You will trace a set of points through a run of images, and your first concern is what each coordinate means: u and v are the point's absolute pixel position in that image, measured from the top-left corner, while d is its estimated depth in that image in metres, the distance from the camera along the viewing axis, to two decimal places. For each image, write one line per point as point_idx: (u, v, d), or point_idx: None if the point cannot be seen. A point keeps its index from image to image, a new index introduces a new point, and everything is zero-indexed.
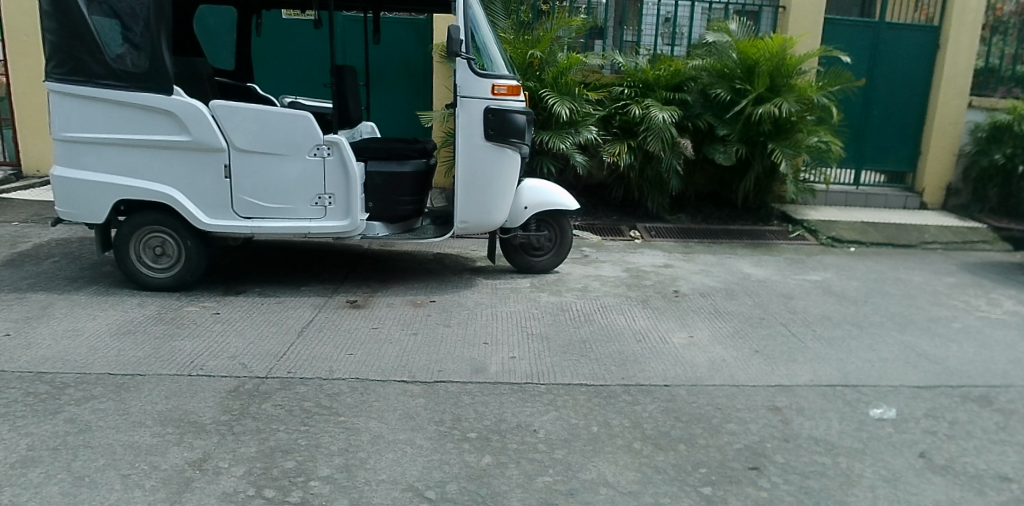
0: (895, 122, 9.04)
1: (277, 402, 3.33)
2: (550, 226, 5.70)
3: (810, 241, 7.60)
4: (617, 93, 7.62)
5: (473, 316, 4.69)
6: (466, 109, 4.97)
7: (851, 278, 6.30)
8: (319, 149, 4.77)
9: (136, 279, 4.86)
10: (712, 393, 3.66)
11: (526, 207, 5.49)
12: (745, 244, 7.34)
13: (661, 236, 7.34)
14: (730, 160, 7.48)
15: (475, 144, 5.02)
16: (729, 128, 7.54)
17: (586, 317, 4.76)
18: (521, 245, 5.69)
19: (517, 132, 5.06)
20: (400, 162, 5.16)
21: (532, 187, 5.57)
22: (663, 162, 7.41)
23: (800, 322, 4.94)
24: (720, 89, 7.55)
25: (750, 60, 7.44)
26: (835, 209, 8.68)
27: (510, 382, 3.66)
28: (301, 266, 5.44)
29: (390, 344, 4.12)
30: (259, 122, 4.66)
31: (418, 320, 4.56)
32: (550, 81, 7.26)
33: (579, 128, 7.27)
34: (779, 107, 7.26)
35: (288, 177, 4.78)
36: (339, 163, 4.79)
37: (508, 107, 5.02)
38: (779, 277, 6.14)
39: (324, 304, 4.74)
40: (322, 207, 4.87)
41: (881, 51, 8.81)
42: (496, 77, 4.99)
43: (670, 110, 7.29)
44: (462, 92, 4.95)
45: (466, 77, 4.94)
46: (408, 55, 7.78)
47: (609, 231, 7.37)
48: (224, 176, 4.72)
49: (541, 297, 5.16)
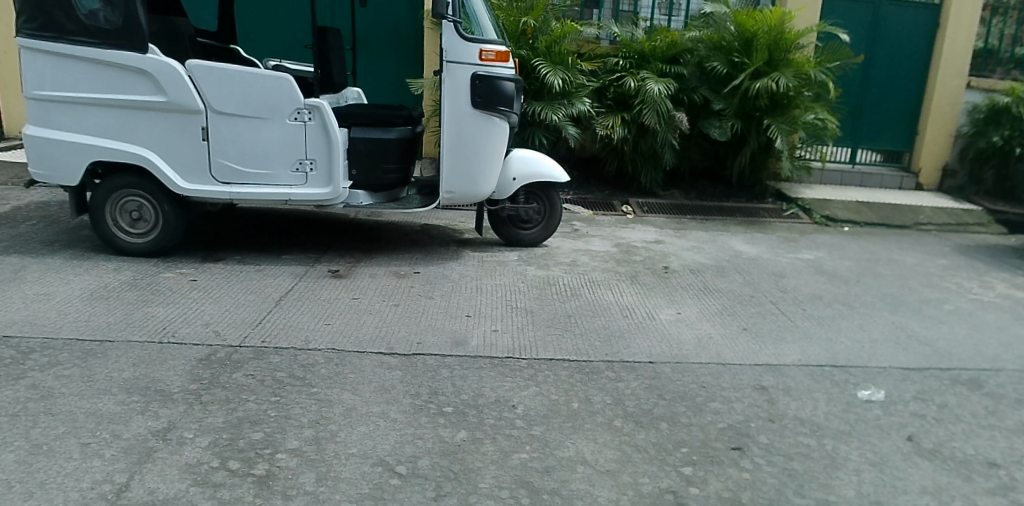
0: (894, 101, 8.89)
1: (249, 372, 3.22)
2: (539, 199, 5.57)
3: (804, 220, 7.50)
4: (611, 64, 7.43)
5: (457, 288, 4.59)
6: (452, 75, 4.81)
7: (844, 259, 6.21)
8: (300, 113, 4.61)
9: (112, 243, 4.71)
10: (697, 371, 3.58)
11: (515, 178, 5.36)
12: (738, 221, 7.23)
13: (653, 212, 7.20)
14: (726, 135, 7.32)
15: (461, 112, 4.87)
16: (725, 103, 7.39)
17: (573, 292, 4.66)
18: (509, 217, 5.57)
19: (504, 100, 4.91)
20: (385, 128, 5.01)
21: (521, 157, 5.43)
22: (658, 136, 7.26)
23: (790, 301, 4.85)
24: (716, 62, 7.39)
25: (747, 33, 7.27)
26: (831, 189, 8.55)
27: (490, 356, 3.56)
28: (282, 234, 5.30)
29: (369, 315, 4.02)
30: (238, 83, 4.49)
31: (400, 291, 4.45)
32: (543, 50, 7.06)
33: (572, 100, 7.10)
34: (776, 82, 7.07)
35: (268, 142, 4.63)
36: (321, 128, 4.63)
37: (496, 74, 4.86)
38: (771, 255, 6.05)
39: (304, 273, 4.62)
40: (303, 173, 4.71)
41: (882, 27, 8.63)
42: (484, 42, 4.81)
43: (665, 82, 7.13)
44: (449, 57, 4.79)
45: (452, 41, 4.77)
46: (398, 20, 7.60)
47: (601, 206, 7.24)
48: (202, 138, 4.56)
49: (528, 271, 5.06)
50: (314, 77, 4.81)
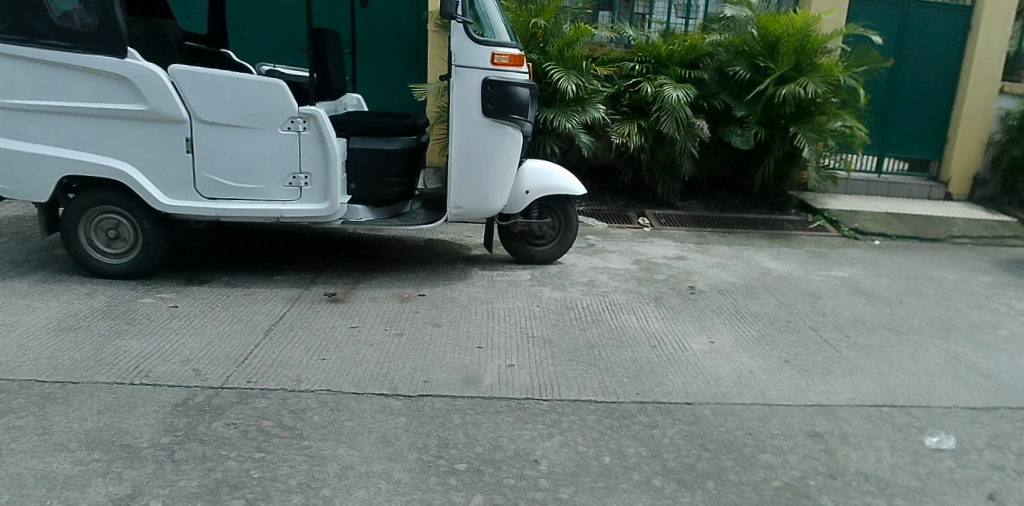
0: (921, 107, 8.47)
1: (230, 421, 2.81)
2: (554, 213, 5.16)
3: (831, 233, 7.08)
4: (627, 69, 7.02)
5: (466, 314, 4.17)
6: (461, 79, 4.40)
7: (880, 276, 5.78)
8: (294, 123, 4.20)
9: (87, 265, 4.31)
10: (741, 414, 3.15)
11: (528, 191, 4.95)
12: (762, 234, 6.81)
13: (671, 224, 6.79)
14: (749, 144, 6.91)
15: (471, 120, 4.46)
16: (747, 109, 6.98)
17: (593, 318, 4.24)
18: (521, 233, 5.15)
19: (518, 108, 4.50)
20: (387, 138, 4.61)
21: (534, 168, 5.02)
22: (677, 145, 6.85)
23: (831, 326, 4.42)
24: (738, 67, 7.00)
25: (771, 36, 6.89)
26: (856, 199, 8.13)
27: (506, 398, 3.14)
28: (275, 252, 4.90)
29: (369, 347, 3.60)
30: (226, 90, 4.10)
31: (403, 318, 4.04)
32: (555, 53, 6.66)
33: (586, 106, 6.69)
34: (804, 88, 6.67)
35: (259, 154, 4.22)
36: (317, 138, 4.23)
37: (510, 79, 4.45)
38: (802, 273, 5.63)
39: (298, 298, 4.22)
40: (297, 188, 4.30)
41: (910, 30, 8.22)
42: (496, 45, 4.41)
43: (685, 88, 6.73)
44: (458, 60, 4.38)
45: (462, 42, 4.36)
46: (401, 23, 7.21)
47: (616, 218, 6.82)
48: (186, 150, 4.17)
49: (542, 293, 4.64)
50: (310, 83, 4.42)
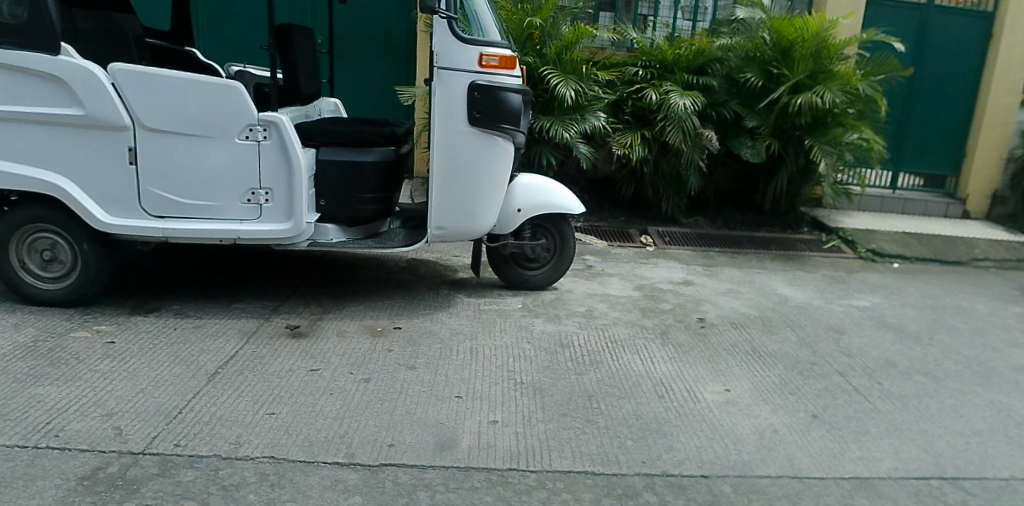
0: (940, 119, 7.97)
1: (144, 501, 2.28)
2: (549, 233, 4.63)
3: (847, 254, 6.59)
4: (630, 74, 6.51)
5: (447, 352, 3.65)
6: (444, 83, 3.87)
7: (905, 306, 5.28)
8: (253, 131, 3.67)
9: (18, 290, 3.76)
10: (767, 491, 2.63)
11: (520, 209, 4.43)
12: (774, 255, 6.32)
13: (676, 243, 6.28)
14: (760, 156, 6.40)
15: (456, 130, 3.94)
16: (759, 119, 6.47)
17: (591, 358, 3.72)
18: (512, 255, 4.63)
19: (509, 116, 3.99)
20: (362, 149, 4.07)
21: (527, 184, 4.50)
22: (683, 157, 6.34)
23: (858, 372, 3.93)
24: (749, 74, 6.51)
25: (784, 41, 6.39)
26: (871, 217, 7.64)
27: (486, 469, 2.62)
28: (235, 276, 4.37)
29: (330, 396, 3.08)
30: (176, 93, 3.57)
31: (373, 357, 3.51)
32: (553, 56, 6.15)
33: (585, 114, 6.18)
34: (821, 97, 6.16)
35: (213, 165, 3.69)
36: (279, 149, 3.70)
37: (500, 84, 3.94)
38: (820, 303, 5.13)
39: (255, 332, 3.69)
40: (257, 205, 3.76)
41: (929, 37, 7.73)
42: (485, 45, 3.89)
43: (692, 96, 6.23)
44: (441, 61, 3.85)
45: (445, 40, 3.83)
46: (388, 23, 6.71)
47: (617, 235, 6.31)
48: (129, 161, 3.63)
49: (535, 326, 4.13)
50: (273, 85, 3.89)
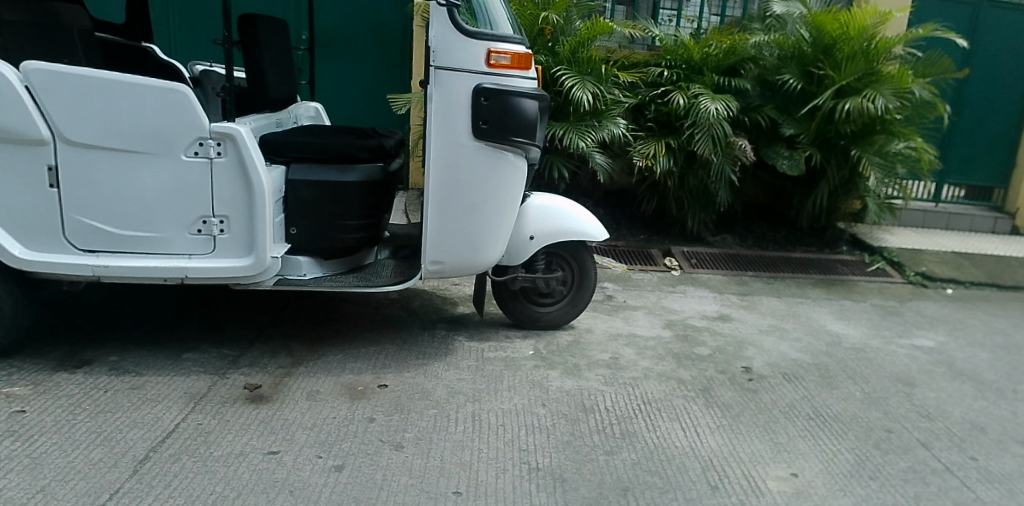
0: (990, 125, 7.23)
1: None
2: (565, 264, 3.93)
3: (894, 278, 5.87)
4: (654, 75, 5.80)
5: (443, 421, 2.94)
6: (443, 87, 3.14)
7: (975, 346, 4.56)
8: (204, 145, 2.95)
9: None
10: None
11: (533, 237, 3.72)
12: (814, 280, 5.61)
13: (705, 266, 5.56)
14: (799, 168, 5.69)
15: (457, 144, 3.21)
16: (798, 127, 5.77)
17: (622, 428, 3.01)
18: (522, 290, 3.92)
19: (523, 127, 3.26)
20: (343, 166, 3.34)
21: (541, 206, 3.79)
22: (712, 169, 5.63)
23: (946, 443, 3.21)
24: (788, 75, 5.80)
25: (828, 38, 5.72)
26: (915, 233, 6.92)
27: None
28: (193, 320, 3.68)
29: (288, 496, 2.36)
30: (110, 98, 2.86)
31: (350, 430, 2.80)
32: (567, 54, 5.43)
33: (604, 120, 5.47)
34: (873, 102, 5.45)
35: (155, 187, 2.97)
36: (237, 167, 2.98)
37: (512, 88, 3.21)
38: (879, 344, 4.41)
39: (204, 396, 2.98)
40: (210, 236, 3.04)
41: (980, 35, 7.00)
42: (495, 39, 3.16)
43: (724, 99, 5.52)
44: (440, 60, 3.12)
45: (446, 33, 3.08)
46: (381, 18, 6.01)
47: (638, 257, 5.60)
48: (48, 183, 2.90)
49: (550, 380, 3.41)
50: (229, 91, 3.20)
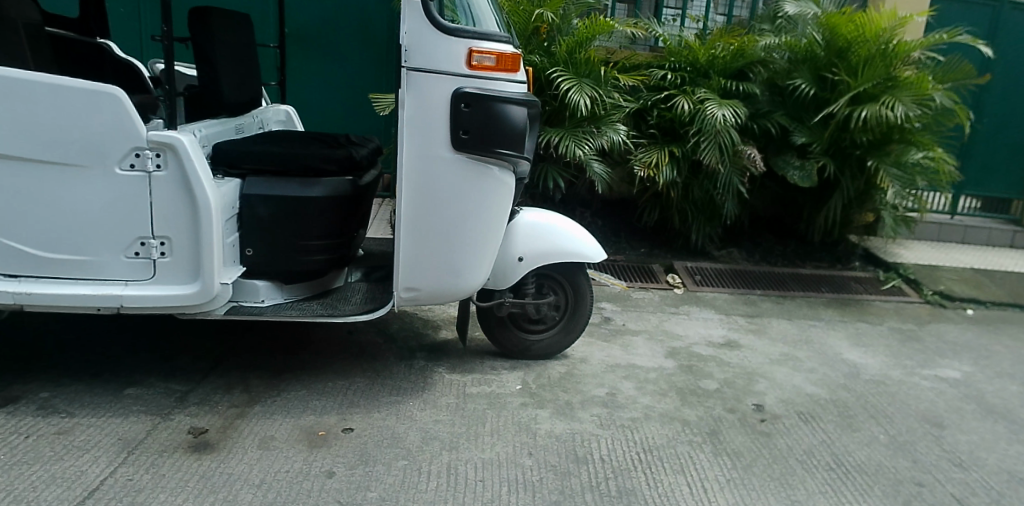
0: (1010, 135, 6.84)
1: None
2: (558, 287, 3.55)
3: (911, 298, 5.48)
4: (656, 78, 5.42)
5: (414, 476, 2.55)
6: (417, 92, 2.75)
7: (1005, 378, 4.17)
8: (141, 156, 2.56)
9: None
10: None
11: (522, 258, 3.34)
12: (826, 300, 5.23)
13: (710, 284, 5.18)
14: (811, 180, 5.31)
15: (433, 157, 2.82)
16: (811, 135, 5.39)
17: (619, 484, 2.63)
18: (509, 317, 3.54)
19: (509, 137, 2.87)
20: (307, 180, 2.95)
21: (531, 224, 3.41)
22: (719, 179, 5.25)
23: (986, 500, 2.82)
24: (800, 79, 5.43)
25: (842, 41, 5.35)
26: (931, 247, 6.54)
27: None
28: (143, 351, 3.31)
29: None
30: (32, 102, 2.47)
31: (304, 489, 2.42)
32: (564, 55, 5.05)
33: (602, 126, 5.09)
34: (892, 110, 5.07)
35: (84, 204, 2.58)
36: (179, 181, 2.60)
37: (496, 92, 2.82)
38: (900, 376, 4.03)
39: (141, 444, 2.60)
40: (148, 259, 2.66)
41: (1001, 39, 6.63)
42: (478, 37, 2.78)
43: (732, 105, 5.14)
44: (413, 60, 2.73)
45: (420, 30, 2.70)
46: (365, 14, 5.68)
47: (638, 274, 5.22)
48: None
49: (539, 422, 3.02)
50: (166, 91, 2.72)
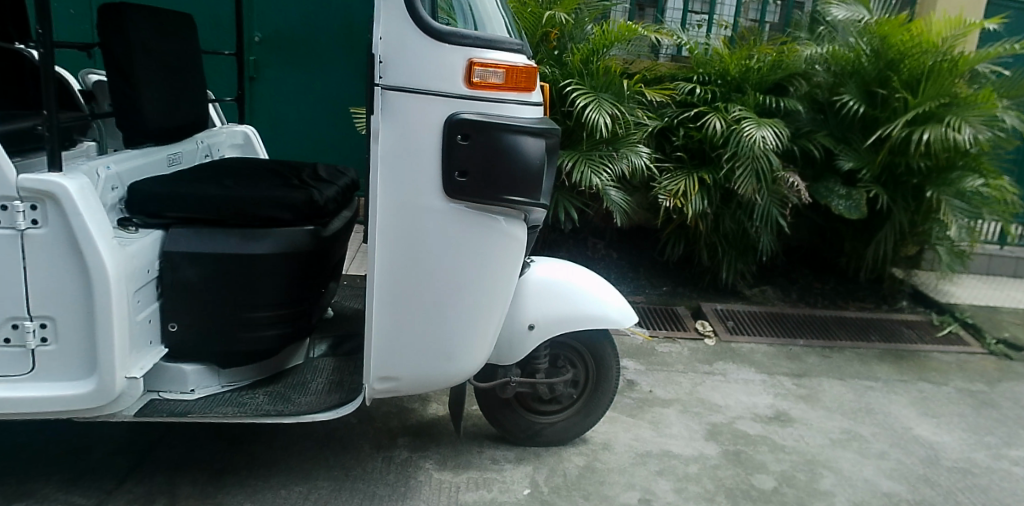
0: None
1: None
2: (577, 360, 2.84)
3: (969, 349, 4.66)
4: (684, 92, 4.72)
5: None
6: (396, 120, 2.02)
7: None
8: (9, 209, 1.85)
9: None
10: None
11: (533, 326, 2.62)
12: (878, 352, 4.51)
13: (745, 332, 4.47)
14: (860, 211, 4.61)
15: (418, 207, 2.10)
16: (858, 159, 4.70)
17: None
18: (516, 397, 2.82)
19: (522, 178, 2.14)
20: (252, 232, 2.23)
21: (544, 281, 2.70)
22: (757, 210, 4.55)
23: None
24: (848, 95, 4.71)
25: (893, 51, 4.64)
26: (984, 284, 5.82)
27: None
28: (49, 445, 2.61)
29: None
30: None
31: None
32: (578, 66, 4.35)
33: (622, 148, 4.38)
34: (958, 132, 4.38)
35: None
36: (62, 242, 1.88)
37: (504, 119, 2.10)
38: (988, 461, 3.30)
39: None
40: (24, 347, 1.95)
41: None
42: (480, 45, 2.07)
43: (773, 124, 4.45)
44: (391, 76, 2.00)
45: (400, 35, 1.98)
46: (349, 15, 5.05)
47: (663, 320, 4.51)
48: None
49: None
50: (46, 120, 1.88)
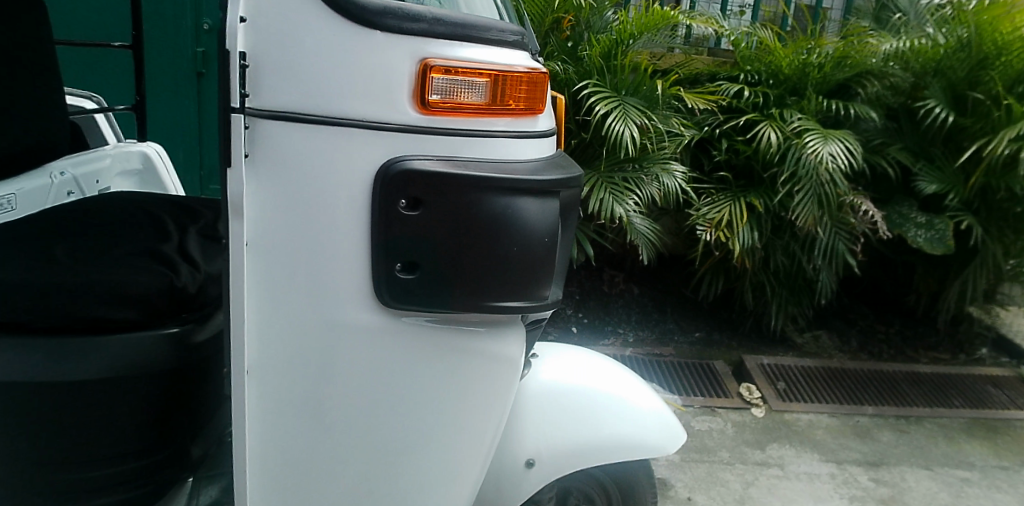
0: None
1: None
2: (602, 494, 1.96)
3: None
4: (731, 93, 3.81)
5: None
6: (289, 177, 1.15)
7: None
8: None
9: None
10: None
11: (533, 462, 1.74)
12: (967, 424, 3.58)
13: (800, 398, 3.57)
14: (947, 245, 3.67)
15: (331, 324, 1.23)
16: (942, 181, 3.78)
17: None
18: None
19: (517, 268, 1.25)
20: (65, 348, 1.36)
21: (551, 389, 1.82)
22: (818, 245, 3.65)
23: None
24: (933, 101, 3.76)
25: (986, 45, 3.67)
26: None
27: None
28: None
29: None
30: None
31: None
32: (597, 61, 3.47)
33: (651, 165, 3.48)
34: None
35: None
36: None
37: (484, 166, 1.22)
38: None
39: None
40: None
41: None
42: (439, 34, 1.16)
43: (843, 137, 3.55)
44: (277, 95, 1.11)
45: (292, 22, 1.09)
46: None
47: (699, 380, 3.61)
48: None
49: None
50: None
